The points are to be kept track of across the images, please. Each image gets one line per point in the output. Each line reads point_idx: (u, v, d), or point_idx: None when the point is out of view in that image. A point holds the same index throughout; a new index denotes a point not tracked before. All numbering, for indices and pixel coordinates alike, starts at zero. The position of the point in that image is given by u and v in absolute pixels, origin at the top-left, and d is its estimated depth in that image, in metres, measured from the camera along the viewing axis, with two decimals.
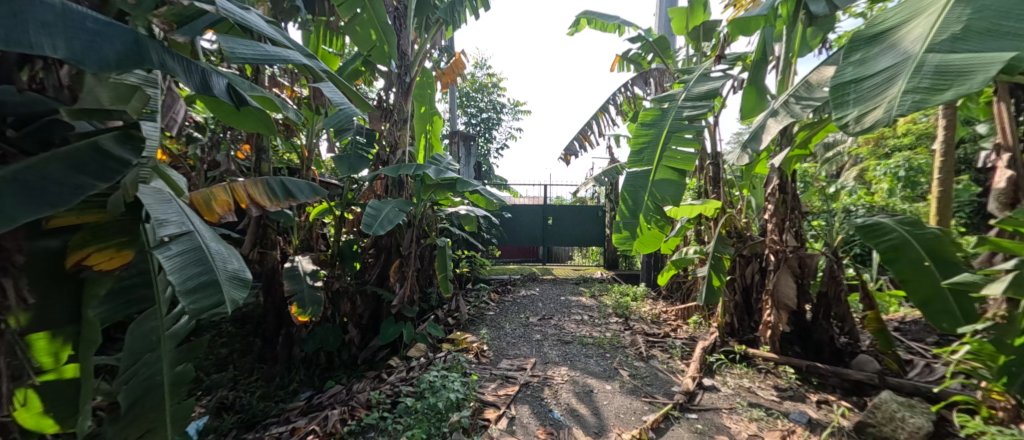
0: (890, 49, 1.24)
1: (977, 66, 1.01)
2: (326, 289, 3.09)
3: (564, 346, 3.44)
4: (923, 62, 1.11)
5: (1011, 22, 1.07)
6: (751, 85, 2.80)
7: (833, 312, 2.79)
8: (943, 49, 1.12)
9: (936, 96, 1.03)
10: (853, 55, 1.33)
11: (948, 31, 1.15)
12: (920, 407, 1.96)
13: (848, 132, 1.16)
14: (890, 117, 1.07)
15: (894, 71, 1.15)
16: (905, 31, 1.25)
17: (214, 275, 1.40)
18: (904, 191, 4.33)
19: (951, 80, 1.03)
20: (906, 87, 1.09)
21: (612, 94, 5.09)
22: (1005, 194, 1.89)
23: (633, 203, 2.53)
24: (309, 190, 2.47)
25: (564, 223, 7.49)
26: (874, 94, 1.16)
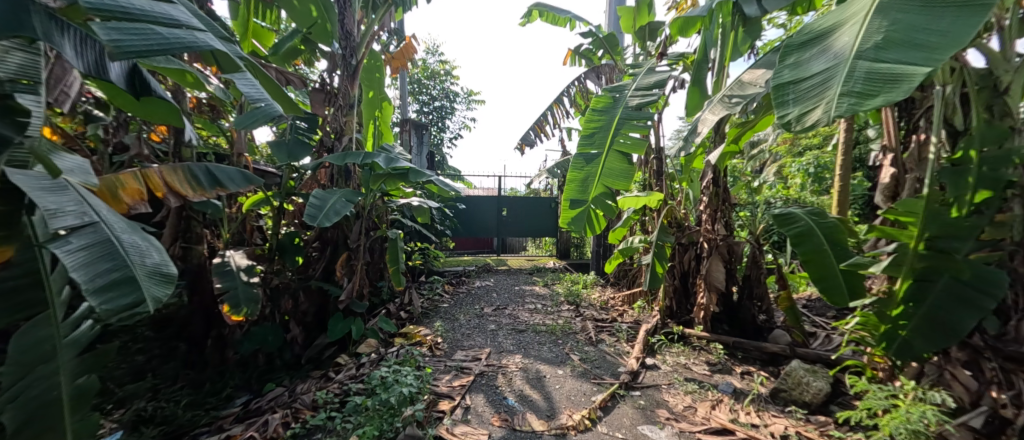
0: (819, 56, 1.40)
1: (906, 72, 1.15)
2: (264, 285, 2.93)
3: (519, 335, 3.53)
4: (853, 68, 1.25)
5: (920, 35, 1.24)
6: (694, 84, 3.00)
7: (755, 293, 3.14)
8: (869, 56, 1.26)
9: (870, 98, 1.16)
10: (791, 59, 1.50)
11: (870, 40, 1.30)
12: (821, 371, 2.27)
13: (792, 131, 1.29)
14: (829, 117, 1.19)
15: (830, 73, 1.30)
16: (833, 39, 1.41)
17: (130, 272, 1.27)
18: (812, 186, 4.92)
19: (882, 84, 1.16)
20: (843, 89, 1.22)
21: (565, 87, 5.21)
22: (888, 188, 2.21)
23: (583, 184, 2.61)
24: (241, 178, 2.30)
25: (518, 214, 7.59)
26: (812, 95, 1.30)
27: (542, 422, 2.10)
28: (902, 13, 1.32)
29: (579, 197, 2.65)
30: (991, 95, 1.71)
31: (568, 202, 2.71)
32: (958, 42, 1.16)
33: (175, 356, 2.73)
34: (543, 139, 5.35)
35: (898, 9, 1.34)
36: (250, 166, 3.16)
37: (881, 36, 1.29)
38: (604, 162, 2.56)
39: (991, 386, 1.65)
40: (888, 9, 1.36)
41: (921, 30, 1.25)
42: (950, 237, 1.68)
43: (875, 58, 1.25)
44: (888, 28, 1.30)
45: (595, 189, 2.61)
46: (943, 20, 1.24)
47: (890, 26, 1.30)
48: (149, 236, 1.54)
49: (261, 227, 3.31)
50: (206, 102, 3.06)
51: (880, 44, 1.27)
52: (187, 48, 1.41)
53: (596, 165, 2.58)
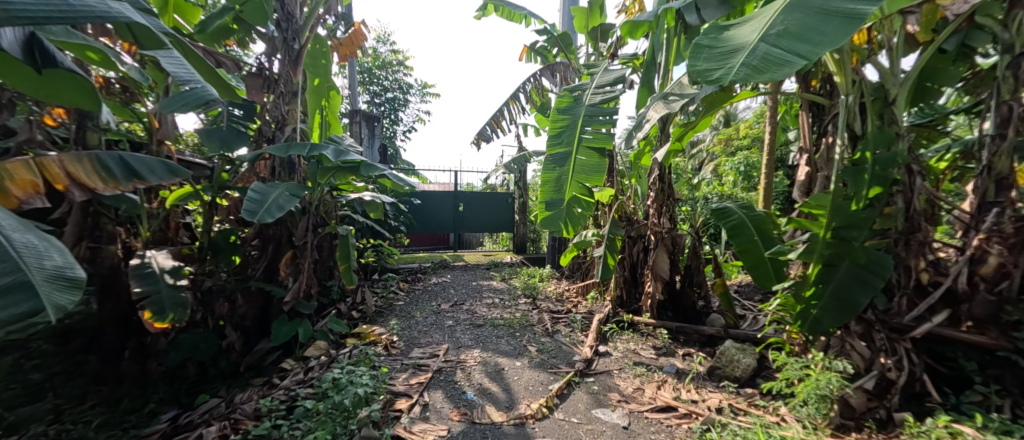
0: (736, 34, 1.57)
1: (790, 60, 1.34)
2: (194, 288, 2.69)
3: (476, 329, 3.56)
4: (755, 48, 1.43)
5: (813, 31, 1.41)
6: (643, 85, 3.18)
7: (695, 281, 3.41)
8: (770, 41, 1.44)
9: (757, 76, 1.34)
10: (714, 33, 1.67)
11: (776, 28, 1.48)
12: (749, 349, 2.52)
13: (692, 81, 1.47)
14: (722, 79, 1.37)
15: (737, 48, 1.48)
16: (750, 24, 1.59)
17: (23, 278, 1.19)
18: (743, 183, 5.42)
19: (769, 65, 1.35)
20: (741, 61, 1.40)
21: (520, 84, 5.27)
22: (804, 184, 2.49)
23: (557, 183, 2.69)
24: (165, 171, 2.10)
25: (476, 209, 7.59)
26: (717, 60, 1.48)
27: (501, 413, 2.16)
28: (807, 9, 1.49)
29: (556, 196, 2.72)
30: (882, 105, 2.00)
31: (545, 203, 2.80)
32: (838, 42, 1.35)
33: (83, 372, 2.37)
34: (499, 135, 5.39)
35: (806, 6, 1.50)
36: (175, 156, 2.88)
37: (784, 25, 1.46)
38: (576, 160, 2.63)
39: (880, 353, 1.92)
40: (799, 4, 1.52)
41: (817, 28, 1.42)
42: (850, 227, 1.94)
43: (774, 43, 1.43)
44: (791, 20, 1.47)
45: (569, 184, 2.66)
46: (834, 21, 1.41)
47: (793, 19, 1.47)
48: (48, 236, 1.44)
49: (188, 224, 3.02)
50: (116, 82, 2.73)
51: (781, 32, 1.44)
52: (97, 18, 1.47)
53: (566, 164, 2.65)
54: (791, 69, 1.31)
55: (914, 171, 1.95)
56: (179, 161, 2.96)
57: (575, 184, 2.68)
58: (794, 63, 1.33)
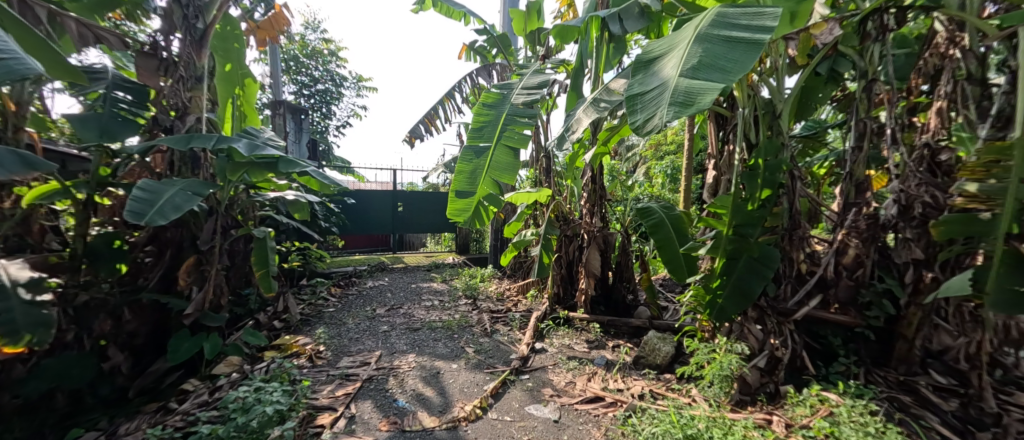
0: (656, 74, 1.70)
1: (710, 88, 1.47)
2: (64, 304, 2.27)
3: (413, 333, 3.45)
4: (676, 84, 1.56)
5: (721, 61, 1.57)
6: (573, 89, 3.29)
7: (624, 276, 3.63)
8: (688, 75, 1.57)
9: (689, 107, 1.44)
10: (639, 73, 1.79)
11: (689, 62, 1.62)
12: (668, 338, 2.74)
13: (637, 132, 1.53)
14: (661, 123, 1.46)
15: (662, 88, 1.60)
16: (666, 62, 1.73)
17: None
18: (670, 185, 5.87)
19: (694, 96, 1.46)
20: (669, 100, 1.50)
21: (459, 82, 5.21)
22: (712, 186, 2.76)
23: (470, 176, 2.67)
24: (16, 163, 1.77)
25: (415, 209, 7.35)
26: (650, 104, 1.57)
27: (433, 418, 2.11)
28: (712, 41, 1.66)
29: (467, 188, 2.70)
30: (772, 118, 2.28)
31: (456, 194, 2.76)
32: (745, 68, 1.51)
33: None
34: (433, 133, 5.28)
35: (710, 39, 1.67)
36: (38, 146, 2.41)
37: (696, 59, 1.61)
38: (493, 154, 2.64)
39: (770, 335, 2.18)
40: (703, 38, 1.69)
41: (722, 58, 1.58)
42: (748, 224, 2.19)
43: (693, 76, 1.55)
44: (701, 53, 1.62)
45: (482, 180, 2.66)
46: (737, 49, 1.59)
47: (702, 52, 1.63)
48: None
49: (57, 227, 2.55)
50: None
51: (695, 66, 1.58)
52: None
53: (484, 158, 2.65)
54: (714, 96, 1.42)
55: (796, 176, 2.25)
56: (42, 151, 2.49)
57: (488, 181, 2.69)
58: (715, 90, 1.46)
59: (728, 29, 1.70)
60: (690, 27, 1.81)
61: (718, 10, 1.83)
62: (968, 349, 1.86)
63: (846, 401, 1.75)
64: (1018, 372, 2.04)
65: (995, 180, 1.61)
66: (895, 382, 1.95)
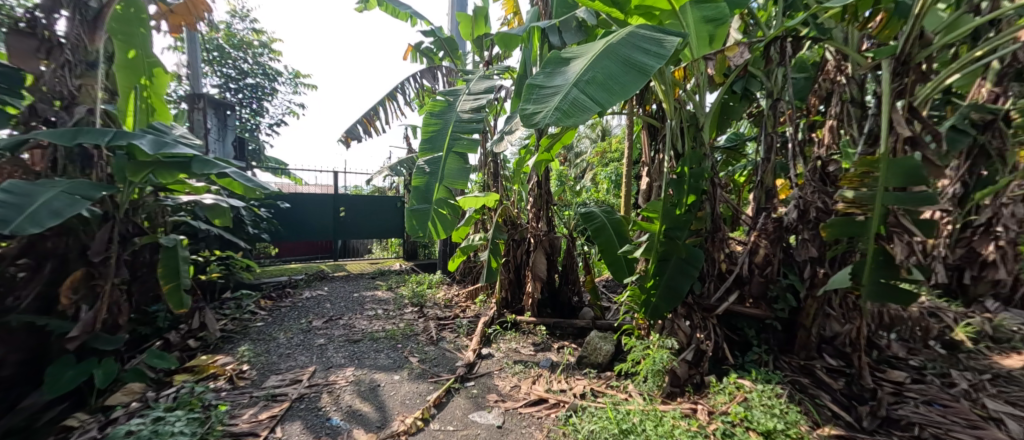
0: (559, 76, 1.81)
1: (590, 106, 1.60)
2: None
3: (351, 346, 3.25)
4: (566, 92, 1.67)
5: (613, 80, 1.69)
6: (517, 95, 3.32)
7: (570, 278, 3.73)
8: (581, 85, 1.68)
9: (563, 119, 1.57)
10: (549, 71, 1.88)
11: (587, 73, 1.72)
12: (609, 337, 2.85)
13: (521, 122, 1.65)
14: (539, 124, 1.58)
15: (556, 90, 1.70)
16: (571, 67, 1.84)
17: None
18: (614, 191, 6.14)
19: (574, 110, 1.58)
20: (554, 105, 1.62)
21: (405, 84, 5.06)
22: (647, 192, 2.94)
23: (426, 189, 2.61)
24: None
25: (358, 214, 6.97)
26: (540, 102, 1.69)
27: (370, 434, 2.00)
28: (613, 58, 1.77)
29: (423, 202, 2.63)
30: (695, 131, 2.48)
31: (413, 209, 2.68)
32: (627, 93, 1.64)
33: None
34: (373, 134, 5.09)
35: (613, 55, 1.78)
36: None
37: (593, 72, 1.71)
38: (445, 164, 2.58)
39: (697, 329, 2.36)
40: (608, 53, 1.79)
41: (615, 77, 1.70)
42: (677, 227, 2.35)
43: (583, 88, 1.67)
44: (600, 67, 1.73)
45: (437, 192, 2.62)
46: (631, 71, 1.71)
47: (602, 66, 1.73)
48: None
49: None
50: None
51: (590, 79, 1.69)
52: None
53: (437, 170, 2.60)
54: (589, 116, 1.55)
55: (717, 185, 2.46)
56: None
57: (441, 191, 2.63)
58: (592, 109, 1.59)
59: (633, 49, 1.80)
60: (606, 39, 1.91)
61: (633, 29, 1.93)
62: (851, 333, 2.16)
63: (758, 386, 1.93)
64: (890, 352, 2.39)
65: (867, 188, 1.90)
66: (796, 366, 2.20)
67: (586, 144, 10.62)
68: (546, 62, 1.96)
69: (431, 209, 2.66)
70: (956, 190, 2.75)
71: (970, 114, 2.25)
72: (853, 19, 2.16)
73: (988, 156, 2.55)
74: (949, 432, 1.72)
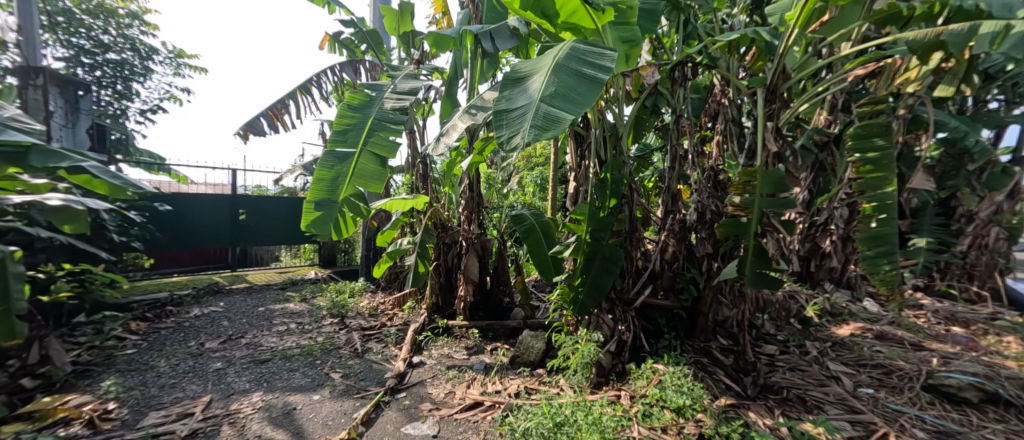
0: (521, 95, 1.82)
1: (564, 117, 1.62)
2: None
3: (258, 367, 2.89)
4: (535, 108, 1.68)
5: (572, 91, 1.75)
6: (447, 97, 3.25)
7: (502, 279, 3.74)
8: (546, 101, 1.71)
9: (541, 132, 1.57)
10: (507, 93, 1.87)
11: (548, 88, 1.76)
12: (540, 335, 2.93)
13: (501, 148, 1.62)
14: (521, 143, 1.56)
15: (524, 110, 1.71)
16: (529, 85, 1.86)
17: None
18: (541, 193, 6.35)
19: (550, 123, 1.59)
20: (529, 122, 1.62)
21: (320, 76, 4.67)
22: (574, 196, 3.08)
23: (332, 184, 2.40)
24: None
25: (262, 217, 6.22)
26: (514, 123, 1.67)
27: None
28: (566, 72, 1.84)
29: (328, 199, 2.41)
30: (615, 140, 2.66)
31: (313, 202, 2.42)
32: (590, 101, 1.72)
33: None
34: (280, 130, 4.62)
35: (564, 70, 1.85)
36: None
37: (553, 86, 1.76)
38: (357, 161, 2.42)
39: (619, 322, 2.54)
40: (560, 69, 1.86)
41: (574, 89, 1.76)
42: (601, 228, 2.50)
43: (549, 103, 1.69)
44: (557, 82, 1.78)
45: (346, 188, 2.41)
46: (585, 81, 1.79)
47: (559, 80, 1.79)
48: None
49: None
50: None
51: (551, 93, 1.73)
52: None
53: (347, 164, 2.41)
54: (565, 125, 1.58)
55: (633, 190, 2.67)
56: None
57: (352, 189, 2.45)
58: (566, 119, 1.62)
59: (579, 62, 1.90)
60: (550, 55, 1.99)
61: (572, 44, 2.04)
62: (739, 319, 2.49)
63: (670, 368, 2.12)
64: (769, 332, 2.82)
65: (748, 195, 2.25)
66: (698, 349, 2.48)
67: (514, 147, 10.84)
68: (500, 86, 1.96)
69: (336, 208, 2.43)
70: (806, 196, 3.29)
71: (814, 136, 2.78)
72: (732, 52, 2.47)
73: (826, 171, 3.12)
74: (807, 392, 2.11)
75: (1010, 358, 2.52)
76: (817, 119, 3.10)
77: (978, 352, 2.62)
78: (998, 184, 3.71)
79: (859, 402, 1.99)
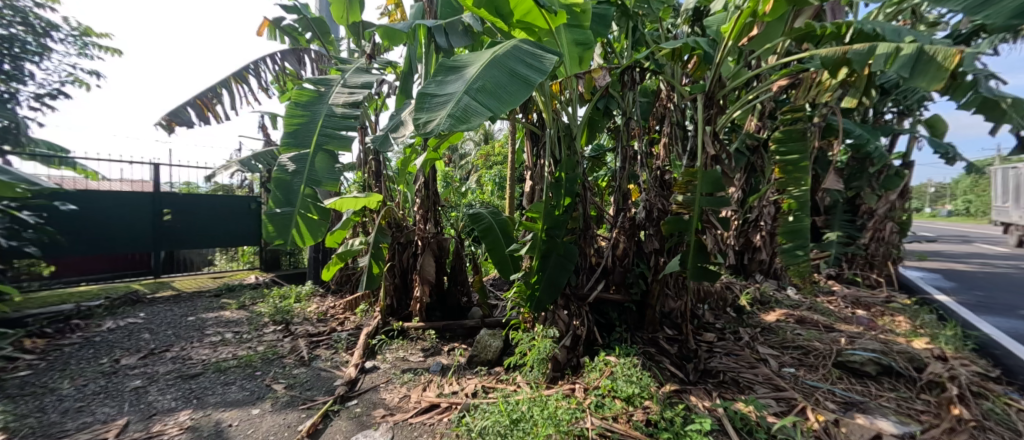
0: (450, 85, 1.82)
1: (482, 112, 1.63)
2: None
3: (187, 383, 2.63)
4: (457, 99, 1.68)
5: (500, 89, 1.76)
6: (401, 92, 3.14)
7: (459, 279, 3.69)
8: (471, 94, 1.71)
9: (454, 124, 1.57)
10: (440, 79, 1.88)
11: (476, 82, 1.77)
12: (498, 333, 2.93)
13: (414, 132, 1.61)
14: (433, 131, 1.56)
15: (448, 99, 1.71)
16: (461, 76, 1.86)
17: None
18: (499, 192, 6.38)
19: (466, 115, 1.60)
20: (447, 112, 1.62)
21: (259, 65, 4.34)
22: (529, 195, 3.12)
23: (289, 190, 2.27)
24: None
25: (190, 218, 5.67)
26: (433, 111, 1.67)
27: None
28: (501, 69, 1.85)
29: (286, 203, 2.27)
30: (568, 140, 2.72)
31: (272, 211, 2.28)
32: (515, 101, 1.73)
33: None
34: (212, 122, 4.25)
35: (499, 66, 1.87)
36: None
37: (482, 81, 1.77)
38: (313, 163, 2.28)
39: (574, 317, 2.61)
40: (495, 64, 1.87)
41: (503, 87, 1.77)
42: (556, 226, 2.56)
43: (473, 96, 1.70)
44: (488, 77, 1.79)
45: (303, 192, 2.28)
46: (517, 81, 1.81)
47: (490, 76, 1.80)
48: None
49: None
50: None
51: (479, 87, 1.74)
52: None
53: (303, 168, 2.28)
54: (480, 120, 1.59)
55: (587, 189, 2.74)
56: None
57: (310, 191, 2.32)
58: (484, 114, 1.63)
59: (517, 62, 1.91)
60: (491, 50, 2.00)
61: (516, 43, 2.06)
62: (683, 310, 2.66)
63: (621, 360, 2.22)
64: (709, 321, 3.03)
65: (690, 193, 2.40)
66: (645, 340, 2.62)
67: (471, 145, 10.77)
68: (437, 71, 1.96)
69: (296, 212, 2.29)
70: (740, 196, 3.58)
71: (746, 140, 3.02)
72: (675, 59, 2.62)
73: (757, 173, 3.41)
74: (740, 374, 2.31)
75: (902, 336, 2.91)
76: (748, 125, 3.40)
77: (876, 331, 3.00)
78: (891, 184, 4.29)
79: (783, 381, 2.20)
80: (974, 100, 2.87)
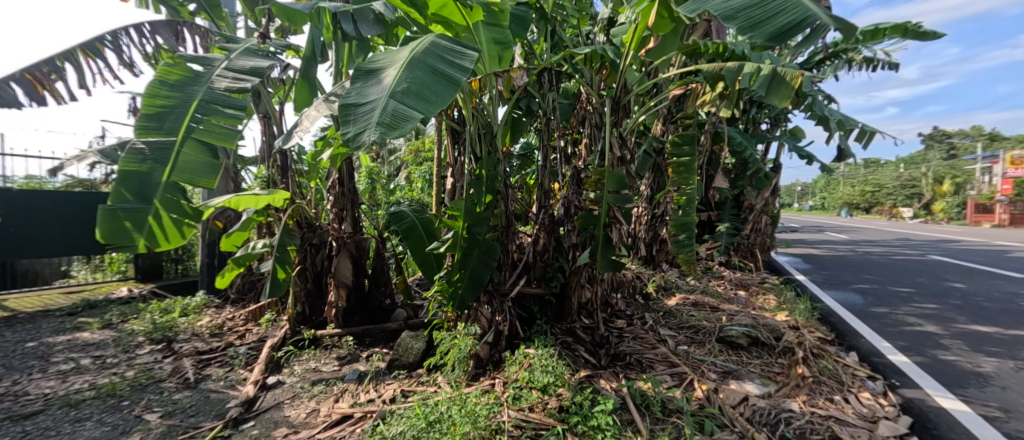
0: (373, 91, 1.70)
1: (413, 115, 1.55)
2: None
3: (17, 425, 2.11)
4: (384, 105, 1.58)
5: (427, 91, 1.69)
6: (305, 80, 2.88)
7: (380, 280, 3.48)
8: (396, 97, 1.62)
9: (386, 131, 1.46)
10: (360, 87, 1.75)
11: (400, 85, 1.68)
12: (420, 334, 2.84)
13: (345, 146, 1.47)
14: (365, 142, 1.44)
15: (373, 106, 1.60)
16: (381, 80, 1.76)
17: None
18: (428, 189, 6.21)
19: (398, 121, 1.50)
20: (376, 120, 1.50)
21: (123, 37, 3.66)
22: (450, 192, 3.08)
23: (139, 183, 1.89)
24: None
25: (25, 221, 4.49)
26: (361, 121, 1.54)
27: None
28: (422, 70, 1.79)
29: (133, 199, 1.89)
30: (489, 137, 2.73)
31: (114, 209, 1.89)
32: (444, 101, 1.67)
33: None
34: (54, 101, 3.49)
35: (420, 66, 1.80)
36: None
37: (406, 83, 1.68)
38: (176, 153, 1.94)
39: (496, 313, 2.63)
40: (415, 64, 1.80)
41: (429, 88, 1.71)
42: (476, 223, 2.57)
43: (400, 100, 1.61)
44: (411, 79, 1.71)
45: (158, 185, 1.92)
46: (441, 81, 1.76)
47: (414, 78, 1.73)
48: None
49: None
50: None
51: (403, 90, 1.65)
52: None
53: (160, 158, 1.92)
54: (413, 123, 1.50)
55: (508, 186, 2.78)
56: None
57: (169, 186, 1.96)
58: (417, 117, 1.54)
59: (437, 61, 1.86)
60: (407, 49, 1.92)
61: (433, 41, 2.00)
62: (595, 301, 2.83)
63: (538, 352, 2.30)
64: (621, 309, 3.29)
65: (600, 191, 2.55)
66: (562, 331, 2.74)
67: (400, 140, 10.35)
68: (354, 78, 1.82)
69: (148, 211, 1.92)
70: (648, 193, 3.92)
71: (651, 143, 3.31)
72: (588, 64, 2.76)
73: (661, 173, 3.76)
74: (644, 356, 2.54)
75: (770, 312, 3.45)
76: (654, 128, 3.74)
77: (751, 309, 3.52)
78: (763, 184, 5.14)
79: (678, 358, 2.47)
80: (816, 114, 3.50)
